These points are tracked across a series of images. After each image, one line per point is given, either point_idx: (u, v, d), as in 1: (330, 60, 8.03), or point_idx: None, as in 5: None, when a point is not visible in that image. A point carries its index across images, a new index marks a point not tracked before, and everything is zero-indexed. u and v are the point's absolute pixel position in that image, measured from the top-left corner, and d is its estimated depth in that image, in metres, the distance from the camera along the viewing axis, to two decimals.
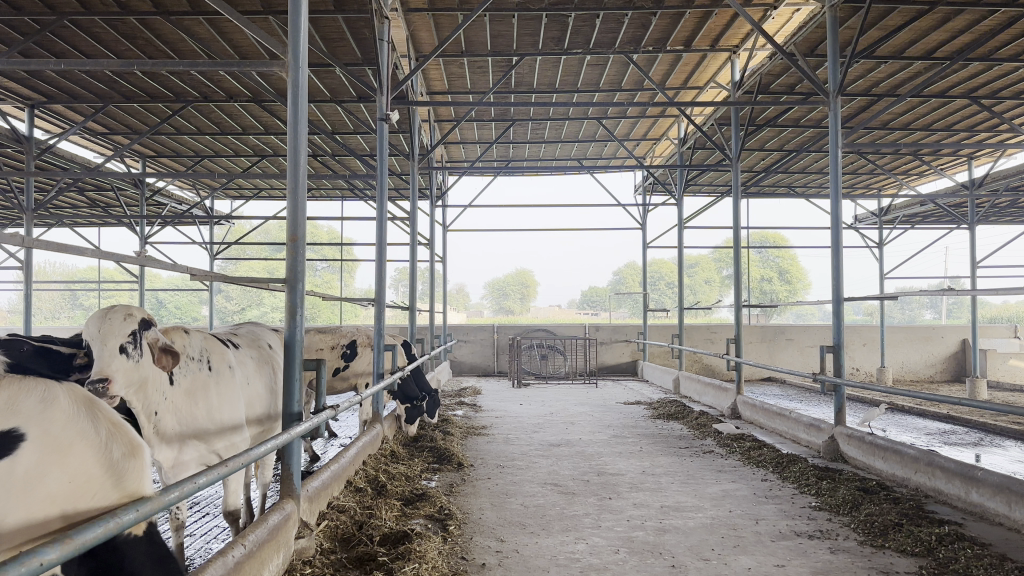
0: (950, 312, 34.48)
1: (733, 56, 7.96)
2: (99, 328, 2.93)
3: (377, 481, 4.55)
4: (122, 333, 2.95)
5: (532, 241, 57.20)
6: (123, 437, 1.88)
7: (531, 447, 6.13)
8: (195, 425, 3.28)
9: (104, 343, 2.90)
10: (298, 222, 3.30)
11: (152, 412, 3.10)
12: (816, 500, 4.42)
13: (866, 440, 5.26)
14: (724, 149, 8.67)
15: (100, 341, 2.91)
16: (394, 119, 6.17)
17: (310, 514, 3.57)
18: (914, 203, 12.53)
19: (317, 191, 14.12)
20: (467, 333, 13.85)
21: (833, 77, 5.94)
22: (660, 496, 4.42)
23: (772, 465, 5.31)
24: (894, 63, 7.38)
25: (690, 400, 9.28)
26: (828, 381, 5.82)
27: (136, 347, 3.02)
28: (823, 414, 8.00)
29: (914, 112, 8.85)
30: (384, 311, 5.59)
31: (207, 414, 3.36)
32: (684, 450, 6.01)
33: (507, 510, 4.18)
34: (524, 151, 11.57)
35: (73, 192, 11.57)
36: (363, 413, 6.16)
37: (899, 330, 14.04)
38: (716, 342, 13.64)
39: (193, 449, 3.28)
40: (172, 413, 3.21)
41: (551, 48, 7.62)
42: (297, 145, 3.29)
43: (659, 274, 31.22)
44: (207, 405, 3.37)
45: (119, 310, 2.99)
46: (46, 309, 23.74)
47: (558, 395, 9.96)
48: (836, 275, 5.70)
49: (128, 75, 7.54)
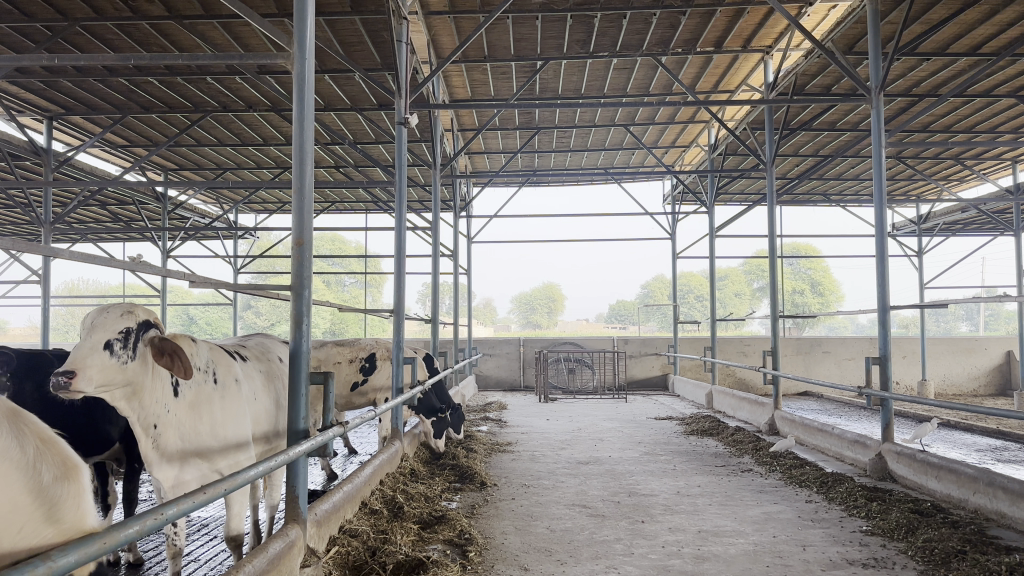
0: (987, 323, 33.64)
1: (766, 56, 7.66)
2: (92, 321, 2.74)
3: (394, 503, 4.28)
4: (113, 329, 2.75)
5: (559, 256, 56.85)
6: (57, 453, 1.45)
7: (558, 465, 5.84)
8: (193, 441, 3.01)
9: (92, 333, 2.72)
10: (304, 222, 3.07)
11: (151, 424, 2.91)
12: (867, 523, 4.08)
13: (917, 458, 4.90)
14: (758, 153, 8.36)
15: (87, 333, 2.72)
16: (414, 123, 5.94)
17: (319, 539, 3.29)
18: (956, 209, 12.08)
19: (341, 203, 13.98)
20: (493, 346, 13.60)
21: (875, 74, 5.61)
22: (697, 520, 4.11)
23: (816, 485, 4.98)
24: (936, 61, 7.03)
25: (725, 415, 8.92)
26: (874, 395, 5.45)
27: (128, 347, 2.80)
28: (866, 430, 7.61)
29: (957, 114, 8.44)
30: (403, 323, 5.33)
31: (212, 430, 3.08)
32: (720, 468, 5.69)
33: (531, 534, 3.89)
34: (550, 160, 11.33)
35: (95, 205, 11.51)
36: (383, 430, 5.91)
37: (941, 342, 13.55)
38: (750, 354, 13.25)
39: (196, 468, 3.00)
40: (174, 428, 2.97)
41: (577, 52, 7.37)
42: (304, 141, 3.06)
43: (689, 287, 30.73)
44: (209, 417, 3.08)
45: (120, 306, 2.82)
46: (76, 325, 23.89)
47: (586, 410, 9.64)
48: (881, 282, 5.35)
49: (145, 84, 7.39)
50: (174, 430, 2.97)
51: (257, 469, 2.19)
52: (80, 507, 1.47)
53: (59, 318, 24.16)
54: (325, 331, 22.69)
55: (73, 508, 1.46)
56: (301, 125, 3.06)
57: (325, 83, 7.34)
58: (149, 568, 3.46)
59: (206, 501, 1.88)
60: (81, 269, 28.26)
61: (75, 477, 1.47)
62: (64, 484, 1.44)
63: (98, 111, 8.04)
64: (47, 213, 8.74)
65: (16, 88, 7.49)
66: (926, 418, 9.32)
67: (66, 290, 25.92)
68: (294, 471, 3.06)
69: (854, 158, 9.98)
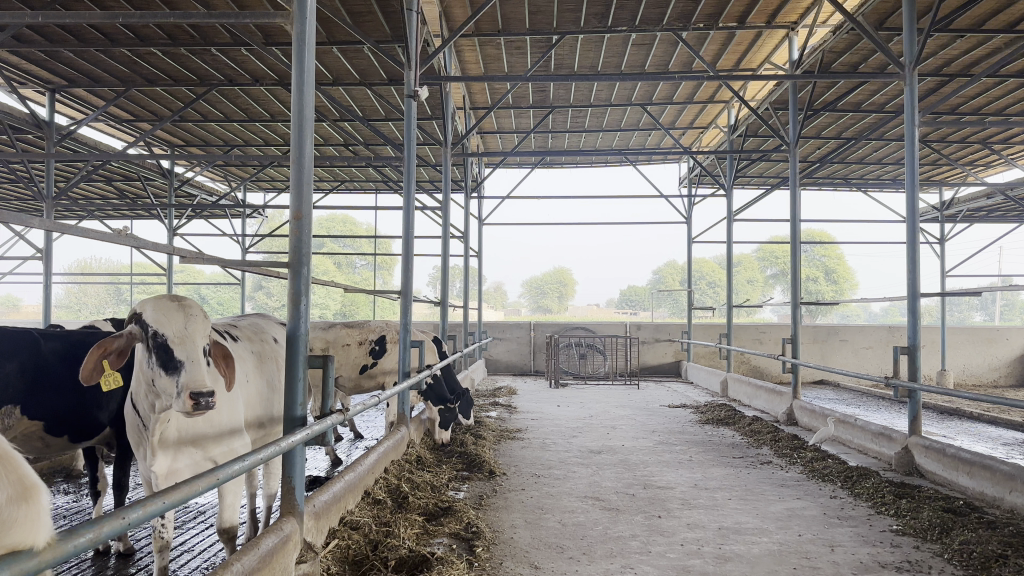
0: (1003, 313, 33.32)
1: (791, 33, 7.40)
2: (187, 328, 2.65)
3: (399, 492, 4.08)
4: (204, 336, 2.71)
5: (572, 240, 56.52)
6: (10, 470, 1.18)
7: (569, 453, 5.64)
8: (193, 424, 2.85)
9: (194, 341, 2.64)
10: (302, 195, 2.86)
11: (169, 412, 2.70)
12: (897, 522, 3.85)
13: (947, 453, 4.67)
14: (781, 134, 8.10)
15: (184, 343, 2.61)
16: (425, 96, 5.70)
17: (317, 533, 3.09)
18: (981, 195, 11.73)
19: (351, 182, 13.79)
20: (503, 330, 13.39)
21: (909, 49, 5.32)
22: (717, 515, 3.90)
23: (841, 480, 4.76)
24: (969, 39, 6.74)
25: (742, 404, 8.70)
26: (902, 386, 5.21)
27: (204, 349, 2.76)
28: (887, 421, 7.38)
29: (988, 95, 8.11)
30: (410, 304, 5.10)
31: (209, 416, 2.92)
32: (739, 460, 5.48)
33: (542, 528, 3.69)
34: (564, 140, 11.10)
35: (101, 180, 11.37)
36: (390, 414, 5.72)
37: (961, 331, 13.27)
38: (766, 342, 13.00)
39: (189, 457, 2.84)
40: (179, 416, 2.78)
41: (594, 26, 7.09)
42: (305, 106, 2.85)
43: (703, 273, 30.41)
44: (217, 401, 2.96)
45: (194, 308, 2.73)
46: (90, 303, 23.90)
47: (598, 397, 9.44)
48: (913, 268, 5.10)
49: (148, 56, 7.18)
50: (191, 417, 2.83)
51: (243, 462, 2.07)
52: (33, 531, 1.18)
53: (70, 295, 24.20)
54: (336, 313, 22.57)
55: (22, 538, 1.16)
56: (301, 89, 2.86)
57: (332, 55, 7.11)
58: (139, 558, 3.29)
59: (179, 502, 1.69)
60: (93, 247, 28.23)
61: (29, 498, 1.19)
62: (18, 507, 1.16)
63: (101, 83, 7.84)
64: (48, 188, 8.56)
65: (16, 58, 7.30)
66: (948, 409, 9.08)
67: (79, 268, 25.92)
68: (290, 460, 2.86)
69: (879, 140, 9.67)
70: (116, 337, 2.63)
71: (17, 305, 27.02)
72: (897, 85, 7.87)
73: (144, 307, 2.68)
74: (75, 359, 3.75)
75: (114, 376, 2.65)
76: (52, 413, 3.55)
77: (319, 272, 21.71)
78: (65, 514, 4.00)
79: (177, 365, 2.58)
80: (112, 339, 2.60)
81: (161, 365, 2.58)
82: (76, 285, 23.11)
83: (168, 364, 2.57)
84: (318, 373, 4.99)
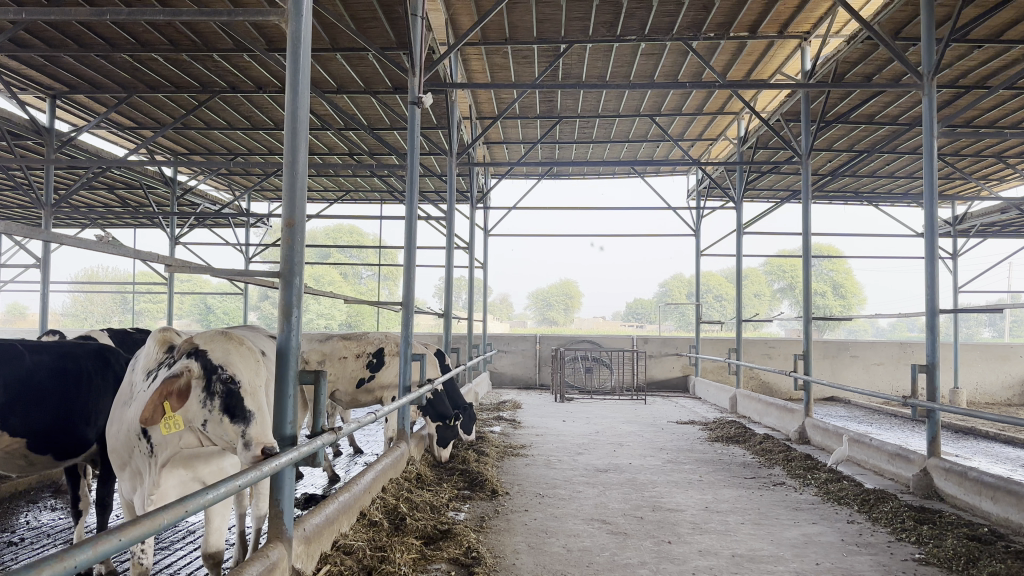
0: (1012, 330, 33.01)
1: (803, 43, 7.25)
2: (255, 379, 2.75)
3: (396, 513, 3.91)
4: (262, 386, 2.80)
5: (578, 253, 56.38)
6: None
7: (574, 472, 5.46)
8: (193, 453, 2.75)
9: (261, 394, 2.74)
10: (296, 202, 2.70)
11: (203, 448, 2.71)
12: (919, 551, 3.66)
13: (968, 476, 4.47)
14: (794, 145, 7.93)
15: (255, 394, 2.70)
16: (429, 103, 5.54)
17: (307, 559, 2.92)
18: (994, 209, 11.53)
19: (356, 193, 13.69)
20: (508, 343, 13.21)
21: (927, 58, 5.15)
22: (729, 542, 3.72)
23: (858, 503, 4.57)
24: (988, 49, 6.56)
25: (751, 421, 8.51)
26: (920, 406, 5.02)
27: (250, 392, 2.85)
28: (902, 441, 7.18)
29: (1004, 108, 7.92)
30: (411, 317, 4.93)
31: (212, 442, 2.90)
32: (750, 481, 5.29)
33: (546, 554, 3.51)
34: (571, 151, 10.97)
35: (104, 187, 11.27)
36: (389, 430, 5.55)
37: (974, 349, 13.04)
38: (775, 357, 12.79)
39: (178, 477, 2.76)
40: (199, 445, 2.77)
41: (603, 35, 6.96)
42: (298, 107, 2.69)
43: (711, 287, 30.20)
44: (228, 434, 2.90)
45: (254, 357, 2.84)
46: (95, 312, 23.83)
47: (604, 412, 9.25)
48: (933, 283, 4.91)
49: (150, 61, 7.06)
50: (199, 446, 2.75)
51: (217, 491, 1.84)
52: None
53: (76, 304, 24.15)
54: (340, 324, 22.44)
55: None
56: (295, 91, 2.70)
57: (337, 62, 6.98)
58: None
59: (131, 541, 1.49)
60: (99, 256, 28.19)
61: None
62: None
63: (102, 89, 7.73)
64: (48, 196, 8.45)
65: (16, 64, 7.19)
66: (963, 428, 8.88)
67: (86, 276, 25.91)
68: (279, 483, 2.69)
69: (892, 154, 9.50)
70: (179, 377, 2.61)
71: (24, 312, 27.03)
72: (914, 97, 7.69)
73: (211, 348, 2.76)
74: (63, 373, 3.53)
75: (174, 421, 2.57)
76: (41, 432, 3.38)
77: (324, 283, 21.59)
78: (48, 532, 3.83)
79: (245, 414, 2.64)
80: (174, 381, 2.59)
81: (228, 411, 2.63)
82: (80, 293, 23.04)
83: (237, 412, 2.62)
84: (309, 389, 4.83)
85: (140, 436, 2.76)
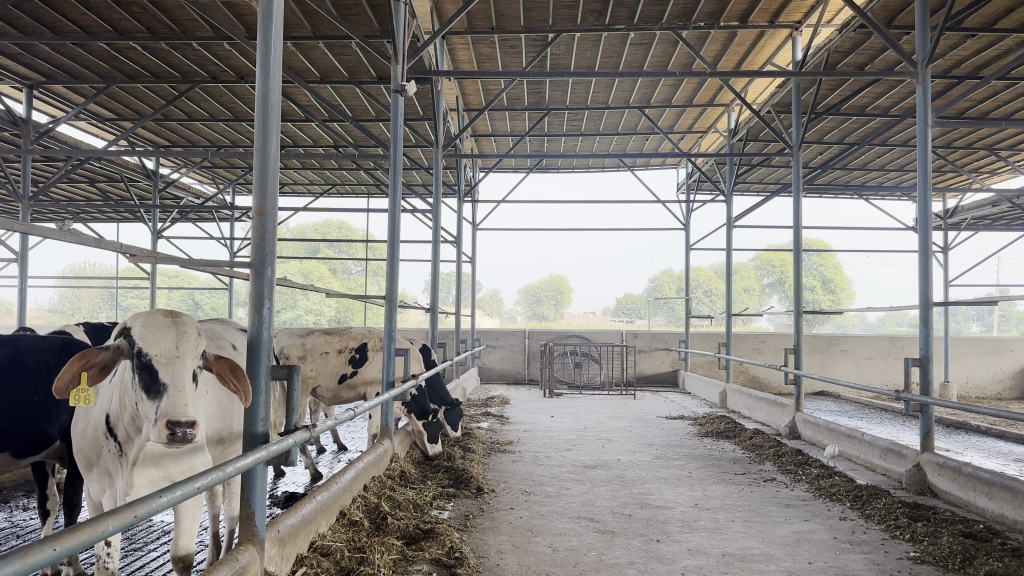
0: (1000, 324, 33.15)
1: (794, 33, 7.15)
2: (178, 348, 2.39)
3: (377, 513, 3.79)
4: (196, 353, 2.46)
5: (568, 248, 56.35)
6: None
7: (562, 468, 5.36)
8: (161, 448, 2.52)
9: (184, 363, 2.38)
10: (267, 189, 2.57)
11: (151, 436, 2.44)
12: (914, 549, 3.56)
13: (963, 471, 4.38)
14: (785, 137, 7.85)
15: (172, 363, 2.34)
16: (412, 90, 5.40)
17: (281, 562, 2.80)
18: (984, 202, 11.48)
19: (343, 186, 13.55)
20: (497, 338, 13.09)
21: (921, 46, 5.06)
22: (720, 540, 3.62)
23: (851, 500, 4.48)
24: (981, 38, 6.47)
25: (741, 416, 8.43)
26: (913, 400, 4.93)
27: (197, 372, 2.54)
28: (894, 436, 7.10)
29: (995, 99, 7.87)
30: (394, 311, 4.79)
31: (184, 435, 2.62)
32: (741, 477, 5.19)
33: (531, 554, 3.40)
34: (560, 144, 10.87)
35: (84, 180, 11.11)
36: (373, 426, 5.43)
37: (963, 342, 13.02)
38: (765, 351, 12.74)
39: (150, 477, 2.53)
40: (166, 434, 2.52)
41: (591, 24, 6.83)
42: (269, 89, 2.57)
43: (701, 282, 30.17)
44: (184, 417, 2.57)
45: (190, 323, 2.50)
46: (82, 308, 23.65)
47: (593, 407, 9.17)
48: (926, 276, 4.82)
49: (128, 50, 6.89)
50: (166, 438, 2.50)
51: (170, 495, 1.69)
52: None
53: (62, 300, 23.97)
54: (329, 319, 22.31)
55: None
56: (266, 73, 2.59)
57: (319, 51, 6.85)
58: None
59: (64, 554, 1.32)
60: (85, 251, 27.94)
61: None
62: None
63: (80, 79, 7.56)
64: (25, 188, 8.27)
65: None
66: (954, 422, 8.83)
67: (72, 272, 25.68)
68: (250, 482, 2.57)
69: (883, 146, 9.42)
70: (101, 349, 2.37)
71: (10, 309, 26.77)
72: (905, 88, 7.61)
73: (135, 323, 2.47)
74: (19, 367, 3.41)
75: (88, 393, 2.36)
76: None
77: (312, 278, 21.46)
78: (16, 533, 3.67)
79: (160, 388, 2.32)
80: (96, 351, 2.35)
81: (145, 387, 2.33)
82: (65, 288, 22.82)
83: (151, 388, 2.32)
84: (283, 388, 4.70)
85: (107, 435, 2.59)
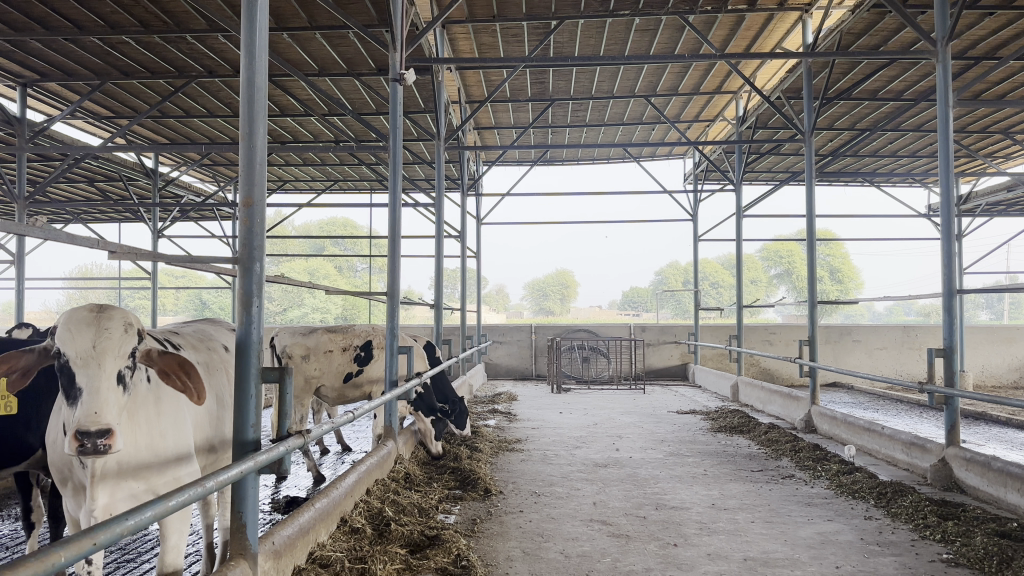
0: (1011, 311, 32.91)
1: (805, 15, 6.99)
2: (97, 347, 2.15)
3: (380, 519, 3.61)
4: (121, 351, 2.20)
5: (575, 242, 56.18)
6: None
7: (572, 467, 5.19)
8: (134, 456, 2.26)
9: (102, 364, 2.13)
10: (254, 179, 2.39)
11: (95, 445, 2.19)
12: (947, 550, 3.37)
13: (992, 467, 4.18)
14: (797, 123, 7.65)
15: (89, 365, 2.11)
16: (411, 79, 5.21)
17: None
18: (999, 187, 11.27)
19: (345, 181, 13.38)
20: (503, 333, 12.93)
21: (940, 23, 4.85)
22: (741, 543, 3.44)
23: (874, 497, 4.29)
24: (1001, 16, 6.24)
25: (754, 409, 8.25)
26: (937, 392, 4.73)
27: (134, 370, 2.27)
28: (911, 428, 6.92)
29: (1013, 80, 7.65)
30: (396, 308, 4.61)
31: (158, 442, 2.35)
32: (758, 474, 5.01)
33: (542, 562, 3.22)
34: (565, 135, 10.69)
35: (83, 180, 10.97)
36: (376, 426, 5.25)
37: (978, 331, 12.81)
38: (775, 343, 12.53)
39: (130, 492, 2.24)
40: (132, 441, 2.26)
41: (596, 10, 6.63)
42: (254, 72, 2.39)
43: (709, 275, 29.98)
44: (145, 422, 2.31)
45: (116, 318, 2.24)
46: None
47: (603, 402, 9.01)
48: (952, 262, 4.62)
49: (122, 45, 6.73)
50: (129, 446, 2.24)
51: (139, 517, 1.47)
52: None
53: (68, 301, 23.97)
54: (335, 316, 22.20)
55: None
56: (251, 55, 2.41)
57: (317, 43, 6.67)
58: None
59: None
60: (91, 252, 27.91)
61: None
62: None
63: (74, 76, 7.40)
64: (20, 188, 8.10)
65: None
66: (973, 412, 8.62)
67: (79, 273, 25.68)
68: (241, 494, 2.38)
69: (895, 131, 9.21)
70: (22, 354, 2.20)
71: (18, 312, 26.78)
72: (919, 71, 7.40)
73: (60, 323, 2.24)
74: None
75: None
76: None
77: (317, 276, 21.33)
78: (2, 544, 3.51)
79: (77, 393, 2.09)
80: (16, 357, 2.19)
81: (64, 392, 2.12)
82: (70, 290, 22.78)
83: (68, 394, 2.09)
84: None
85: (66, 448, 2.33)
